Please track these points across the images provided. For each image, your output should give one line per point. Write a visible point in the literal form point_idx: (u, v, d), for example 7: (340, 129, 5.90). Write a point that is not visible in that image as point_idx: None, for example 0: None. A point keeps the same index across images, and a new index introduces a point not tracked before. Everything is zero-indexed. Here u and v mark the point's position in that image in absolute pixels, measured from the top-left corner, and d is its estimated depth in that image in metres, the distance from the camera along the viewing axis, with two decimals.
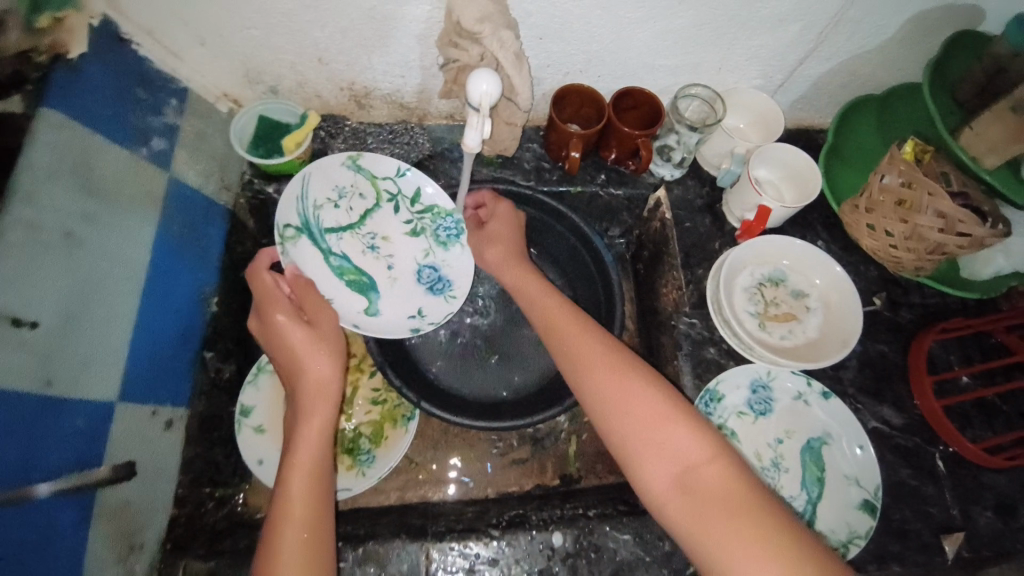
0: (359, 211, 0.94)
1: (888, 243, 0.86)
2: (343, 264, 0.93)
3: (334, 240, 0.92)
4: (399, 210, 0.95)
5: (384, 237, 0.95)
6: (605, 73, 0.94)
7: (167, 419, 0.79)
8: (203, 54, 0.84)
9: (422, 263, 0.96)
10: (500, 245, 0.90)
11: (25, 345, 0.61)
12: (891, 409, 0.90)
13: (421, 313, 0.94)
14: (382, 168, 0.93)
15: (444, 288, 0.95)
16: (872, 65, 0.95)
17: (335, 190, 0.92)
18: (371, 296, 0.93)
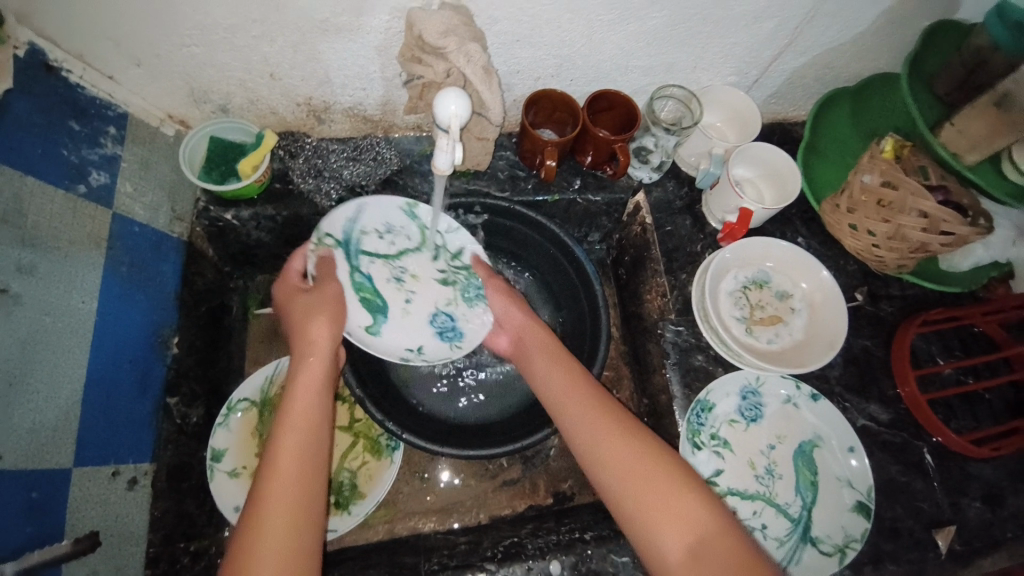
0: (396, 248, 0.90)
1: (871, 244, 0.83)
2: (365, 283, 0.85)
3: (365, 262, 0.87)
4: (437, 257, 0.91)
5: (413, 276, 0.90)
6: (577, 76, 0.90)
7: (129, 478, 0.73)
8: (142, 74, 0.77)
9: (441, 308, 0.89)
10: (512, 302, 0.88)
11: None
12: (877, 405, 0.90)
13: (418, 352, 0.87)
14: (437, 219, 0.91)
15: (453, 337, 0.89)
16: (845, 58, 0.93)
17: (385, 224, 0.89)
18: (378, 321, 0.85)
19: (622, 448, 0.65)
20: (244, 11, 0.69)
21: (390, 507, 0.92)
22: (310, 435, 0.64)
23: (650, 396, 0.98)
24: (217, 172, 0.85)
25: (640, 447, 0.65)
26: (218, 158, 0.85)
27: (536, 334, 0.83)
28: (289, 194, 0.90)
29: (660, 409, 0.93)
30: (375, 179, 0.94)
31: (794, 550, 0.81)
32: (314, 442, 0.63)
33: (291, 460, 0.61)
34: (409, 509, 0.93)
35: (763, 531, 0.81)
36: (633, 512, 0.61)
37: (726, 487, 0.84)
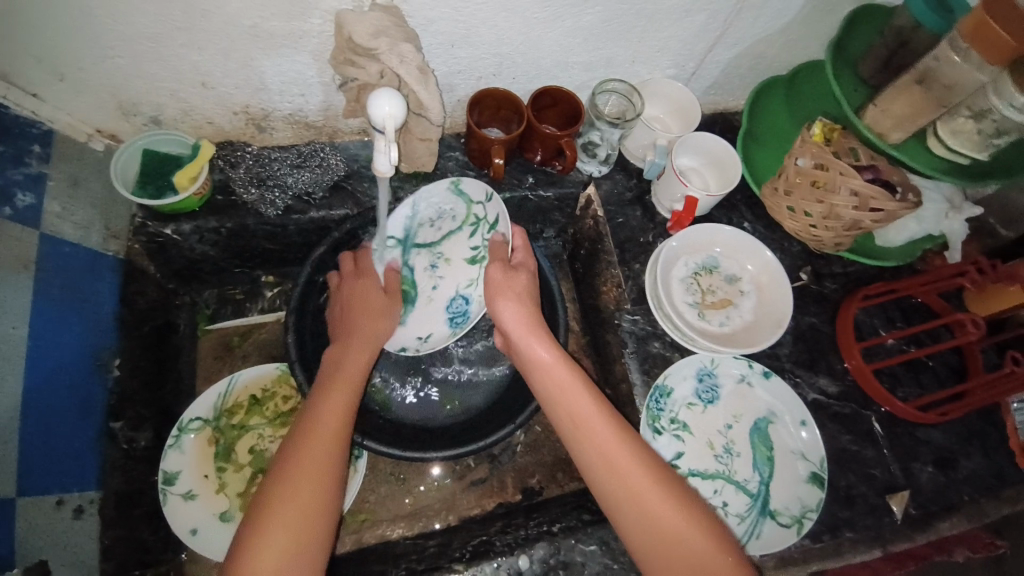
0: (443, 232, 0.93)
1: (807, 224, 0.88)
2: (408, 275, 0.92)
3: (414, 253, 0.92)
4: (474, 234, 0.91)
5: (446, 260, 0.93)
6: (519, 74, 0.90)
7: (75, 506, 0.69)
8: (66, 90, 0.74)
9: (462, 291, 0.92)
10: (511, 298, 0.79)
11: None
12: (826, 378, 0.93)
13: (428, 339, 0.92)
14: (477, 192, 0.89)
15: (461, 322, 0.92)
16: (777, 48, 0.96)
17: (438, 209, 0.92)
18: (409, 310, 0.92)
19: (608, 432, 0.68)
20: (167, 19, 0.67)
21: (357, 517, 0.91)
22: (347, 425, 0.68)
23: (612, 386, 0.99)
24: (153, 185, 0.82)
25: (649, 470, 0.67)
26: (154, 170, 0.83)
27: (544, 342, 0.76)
28: (232, 205, 0.88)
29: (622, 398, 0.94)
30: (322, 185, 0.92)
31: (754, 524, 0.83)
32: (344, 444, 0.67)
33: (327, 443, 0.65)
34: (377, 517, 0.91)
35: (724, 508, 0.84)
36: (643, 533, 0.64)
37: (687, 469, 0.86)
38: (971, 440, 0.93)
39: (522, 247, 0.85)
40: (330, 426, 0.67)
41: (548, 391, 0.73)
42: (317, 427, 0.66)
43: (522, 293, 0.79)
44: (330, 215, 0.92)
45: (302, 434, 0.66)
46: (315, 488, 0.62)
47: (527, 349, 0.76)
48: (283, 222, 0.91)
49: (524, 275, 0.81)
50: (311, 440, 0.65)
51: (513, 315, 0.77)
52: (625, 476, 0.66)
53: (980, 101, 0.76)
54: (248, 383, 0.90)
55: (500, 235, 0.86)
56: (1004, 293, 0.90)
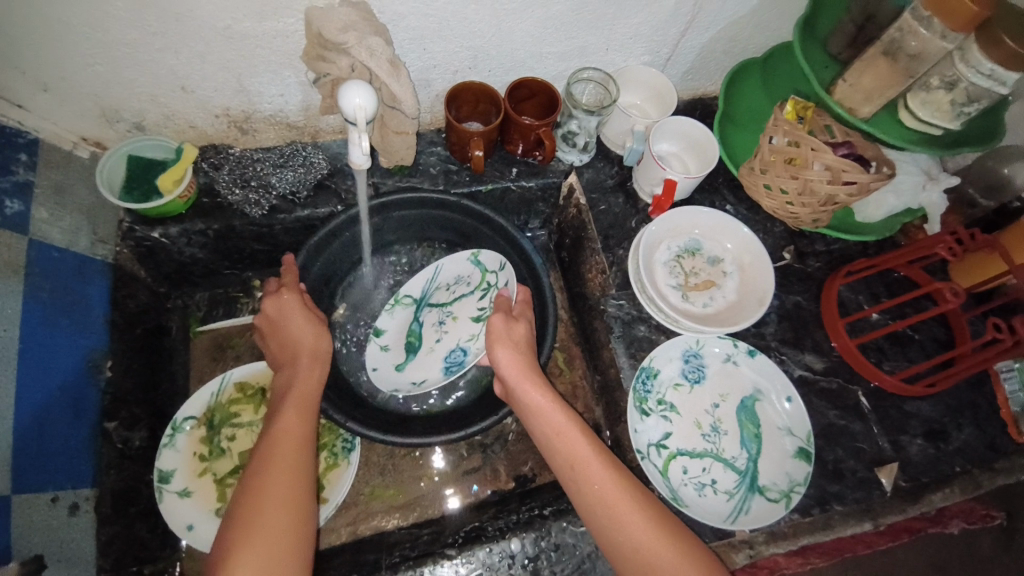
0: (456, 295, 0.99)
1: (784, 201, 0.88)
2: (415, 329, 0.96)
3: (426, 311, 0.97)
4: (484, 297, 0.97)
5: (454, 317, 0.97)
6: (495, 66, 0.92)
7: (70, 503, 0.71)
8: (49, 99, 0.76)
9: (462, 344, 0.95)
10: (509, 346, 0.80)
11: None
12: (812, 355, 0.94)
13: (422, 385, 0.93)
14: (493, 262, 0.96)
15: (456, 370, 0.93)
16: (749, 30, 0.98)
17: (456, 276, 0.98)
18: (409, 359, 0.95)
19: (600, 466, 0.70)
20: (141, 24, 0.69)
21: (352, 509, 0.92)
22: (304, 449, 0.70)
23: (600, 372, 1.00)
24: (138, 190, 0.84)
25: (621, 495, 0.68)
26: (138, 175, 0.84)
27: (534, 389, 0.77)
28: (218, 207, 0.90)
29: (611, 383, 0.95)
30: (306, 184, 0.94)
31: (743, 500, 0.83)
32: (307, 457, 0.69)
33: (288, 476, 0.66)
34: (372, 509, 0.93)
35: (713, 485, 0.84)
36: (627, 559, 0.65)
37: (675, 448, 0.86)
38: (962, 411, 0.94)
39: (524, 300, 0.87)
40: (289, 455, 0.68)
41: (545, 434, 0.75)
42: (278, 461, 0.67)
43: (522, 342, 0.81)
44: (315, 213, 0.94)
45: (261, 466, 0.66)
46: (290, 499, 0.64)
47: (523, 395, 0.77)
48: (269, 222, 0.93)
49: (525, 323, 0.83)
50: (270, 470, 0.66)
51: (508, 360, 0.79)
52: (617, 514, 0.67)
53: (947, 71, 0.78)
54: (239, 382, 0.91)
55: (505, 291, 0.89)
56: (987, 260, 0.91)
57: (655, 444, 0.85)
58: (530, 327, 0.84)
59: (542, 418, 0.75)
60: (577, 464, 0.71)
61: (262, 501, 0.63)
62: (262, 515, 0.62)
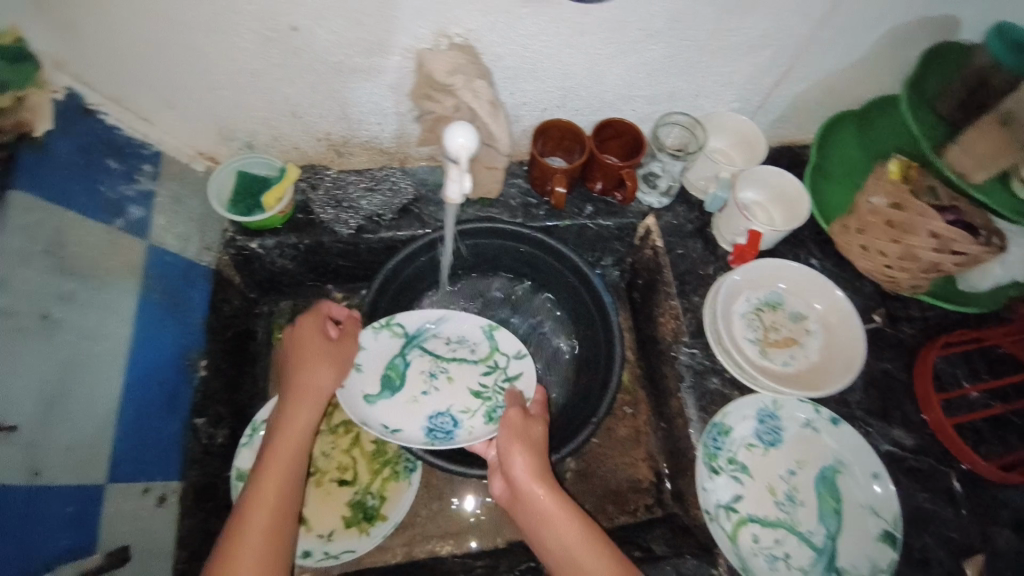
0: (456, 355, 0.93)
1: (882, 263, 0.83)
2: (399, 365, 0.89)
3: (416, 353, 0.91)
4: (488, 374, 0.92)
5: (450, 377, 0.91)
6: (583, 106, 0.93)
7: (158, 495, 0.75)
8: (174, 116, 0.83)
9: (451, 412, 0.88)
10: (524, 446, 0.78)
11: (8, 454, 0.58)
12: (900, 429, 0.88)
13: (394, 433, 0.85)
14: (509, 345, 0.93)
15: (440, 438, 0.85)
16: (850, 81, 0.94)
17: (459, 336, 0.94)
18: (383, 396, 0.87)
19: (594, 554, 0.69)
20: (266, 56, 0.74)
21: (408, 531, 0.93)
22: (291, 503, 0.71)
23: (666, 420, 0.97)
24: (242, 203, 0.89)
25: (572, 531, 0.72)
26: (244, 188, 0.90)
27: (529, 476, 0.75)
28: (310, 224, 0.95)
29: (677, 434, 0.92)
30: (391, 208, 0.98)
31: None
32: (286, 508, 0.70)
33: (266, 531, 0.68)
34: (427, 532, 0.93)
35: (786, 560, 0.79)
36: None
37: (746, 513, 0.82)
38: None
39: (540, 403, 0.86)
40: (268, 512, 0.69)
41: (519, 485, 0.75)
42: (256, 516, 0.68)
43: (537, 444, 0.79)
44: (397, 235, 0.98)
45: (239, 522, 0.68)
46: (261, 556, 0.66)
47: (534, 499, 0.74)
48: (354, 241, 0.97)
49: (543, 424, 0.81)
50: (247, 530, 0.67)
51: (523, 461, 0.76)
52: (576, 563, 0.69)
53: None
54: None
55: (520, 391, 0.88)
56: None
57: (724, 506, 0.81)
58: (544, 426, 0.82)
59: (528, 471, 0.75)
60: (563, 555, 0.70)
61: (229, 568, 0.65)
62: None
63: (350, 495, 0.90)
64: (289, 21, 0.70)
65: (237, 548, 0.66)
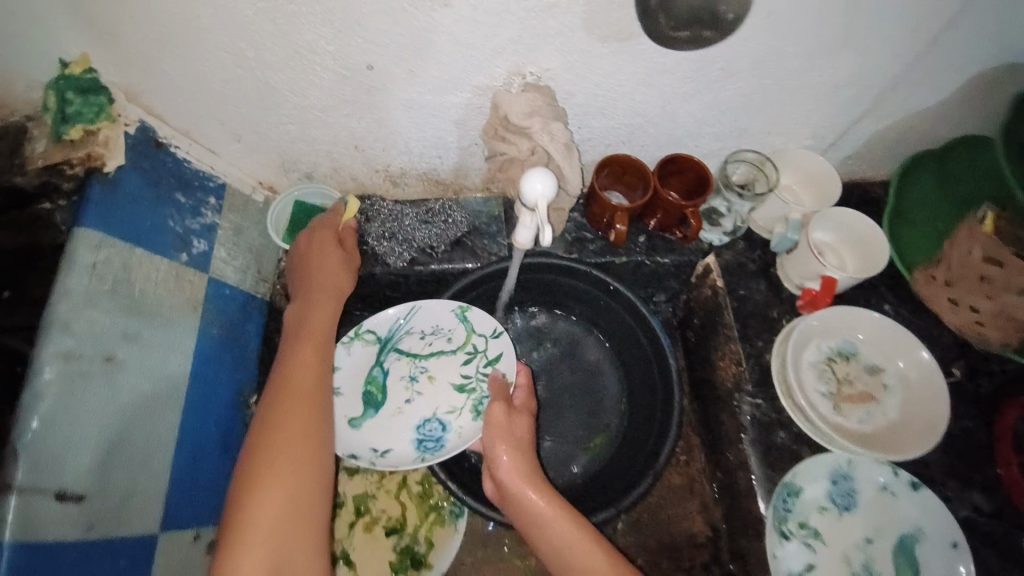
0: (433, 348, 0.92)
1: (973, 319, 0.79)
2: (378, 377, 0.89)
3: (393, 358, 0.91)
4: (468, 363, 0.90)
5: (430, 377, 0.90)
6: (649, 142, 0.90)
7: (209, 540, 0.72)
8: (240, 148, 0.83)
9: (438, 416, 0.88)
10: (508, 443, 0.78)
11: (68, 515, 0.56)
12: (981, 493, 0.82)
13: (385, 454, 0.84)
14: (483, 325, 0.90)
15: (431, 448, 0.85)
16: (929, 121, 0.90)
17: (433, 326, 0.92)
18: (367, 414, 0.87)
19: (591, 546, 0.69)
20: (337, 93, 0.74)
21: None
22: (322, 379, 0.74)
23: (723, 471, 0.93)
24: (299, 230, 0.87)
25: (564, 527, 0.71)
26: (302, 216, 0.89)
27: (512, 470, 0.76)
28: (363, 253, 0.94)
29: (738, 487, 0.88)
30: (445, 240, 0.96)
31: None
32: (321, 381, 0.73)
33: (307, 398, 0.70)
34: None
35: None
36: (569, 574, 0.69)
37: None
38: None
39: (524, 385, 0.87)
40: (306, 386, 0.71)
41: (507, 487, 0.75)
42: (296, 386, 0.71)
43: (521, 439, 0.79)
44: (449, 268, 0.95)
45: (280, 394, 0.70)
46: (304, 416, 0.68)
47: (518, 497, 0.74)
48: (406, 273, 0.95)
49: (526, 418, 0.82)
50: (288, 399, 0.69)
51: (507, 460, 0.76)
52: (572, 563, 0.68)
53: None
54: None
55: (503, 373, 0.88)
56: None
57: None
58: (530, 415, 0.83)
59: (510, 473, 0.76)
60: (551, 551, 0.70)
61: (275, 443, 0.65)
62: (280, 436, 0.66)
63: (394, 538, 0.88)
64: (365, 60, 0.69)
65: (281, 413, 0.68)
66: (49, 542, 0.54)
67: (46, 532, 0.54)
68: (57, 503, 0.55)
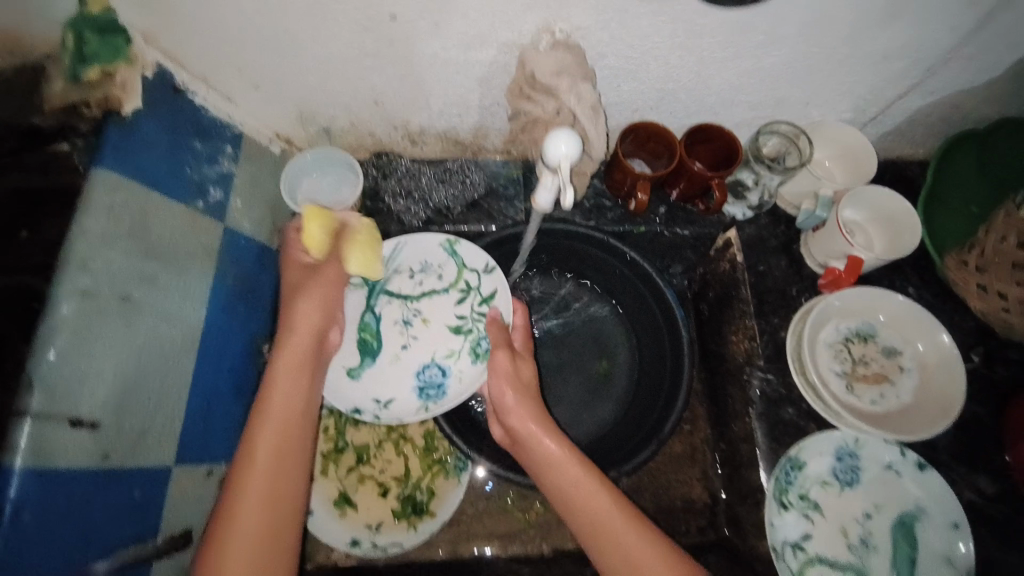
0: (426, 288, 0.92)
1: (1001, 307, 0.76)
2: (371, 324, 0.89)
3: (384, 300, 0.91)
4: (462, 301, 0.91)
5: (424, 319, 0.91)
6: (678, 109, 0.87)
7: (220, 476, 0.77)
8: (258, 98, 0.82)
9: (438, 360, 0.90)
10: (514, 388, 0.82)
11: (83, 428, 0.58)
12: (987, 479, 0.83)
13: (388, 404, 0.86)
14: (475, 260, 0.91)
15: (433, 394, 0.87)
16: (978, 99, 0.86)
17: (422, 263, 0.92)
18: (365, 364, 0.88)
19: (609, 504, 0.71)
20: (360, 44, 0.72)
21: (454, 528, 0.92)
22: (303, 396, 0.73)
23: (727, 442, 0.94)
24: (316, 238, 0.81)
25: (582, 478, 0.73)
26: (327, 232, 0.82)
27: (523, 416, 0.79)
28: (380, 211, 0.94)
29: (740, 459, 0.89)
30: (462, 201, 0.95)
31: None
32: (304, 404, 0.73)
33: (283, 426, 0.70)
34: (473, 532, 0.92)
35: None
36: (593, 535, 0.70)
37: (815, 553, 0.78)
38: None
39: (521, 328, 0.89)
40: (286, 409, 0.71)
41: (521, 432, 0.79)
42: (272, 411, 0.70)
43: (528, 382, 0.84)
44: (466, 230, 0.95)
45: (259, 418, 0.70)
46: (281, 436, 0.69)
47: (537, 445, 0.77)
48: (422, 233, 0.95)
49: (529, 361, 0.86)
50: (264, 425, 0.69)
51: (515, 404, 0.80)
52: (598, 523, 0.70)
53: None
54: None
55: (498, 312, 0.89)
56: None
57: (791, 544, 0.78)
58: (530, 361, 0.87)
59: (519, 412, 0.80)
60: (564, 499, 0.73)
61: (236, 508, 0.64)
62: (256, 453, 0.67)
63: (397, 488, 0.92)
64: (389, 10, 0.67)
65: (254, 442, 0.68)
66: (68, 470, 0.56)
67: (62, 459, 0.56)
68: (74, 418, 0.57)
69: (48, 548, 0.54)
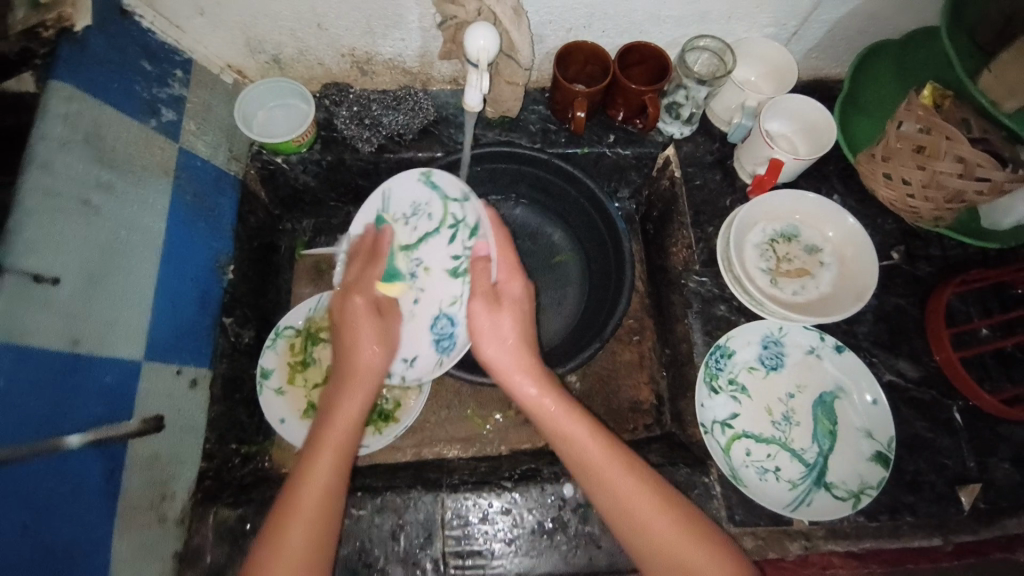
0: (417, 232, 0.88)
1: (905, 192, 0.83)
2: None
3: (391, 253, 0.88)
4: (454, 240, 0.87)
5: (426, 268, 0.87)
6: (609, 27, 0.92)
7: (191, 377, 0.81)
8: (205, 24, 0.84)
9: (446, 309, 0.86)
10: (497, 340, 0.76)
11: (51, 307, 0.61)
12: (907, 361, 0.89)
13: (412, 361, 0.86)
14: (452, 189, 0.87)
15: (449, 345, 0.85)
16: (891, 7, 0.91)
17: (413, 207, 0.89)
18: None
19: (651, 504, 0.66)
20: None
21: (418, 434, 0.99)
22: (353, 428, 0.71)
23: (671, 347, 1.00)
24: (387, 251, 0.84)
25: (586, 436, 0.71)
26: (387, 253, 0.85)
27: (516, 369, 0.75)
28: (334, 140, 0.98)
29: (681, 358, 0.95)
30: (413, 128, 0.99)
31: (807, 492, 0.81)
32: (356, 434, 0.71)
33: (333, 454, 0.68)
34: (436, 437, 0.99)
35: (776, 472, 0.83)
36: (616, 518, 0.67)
37: (741, 429, 0.85)
38: None
39: (507, 268, 0.80)
40: (338, 435, 0.69)
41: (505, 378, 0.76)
42: (325, 441, 0.69)
43: (511, 337, 0.76)
44: (417, 156, 0.99)
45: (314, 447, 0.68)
46: (331, 471, 0.67)
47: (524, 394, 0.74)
48: (375, 159, 0.99)
49: (510, 313, 0.77)
50: (318, 454, 0.67)
51: (499, 357, 0.76)
52: (608, 483, 0.68)
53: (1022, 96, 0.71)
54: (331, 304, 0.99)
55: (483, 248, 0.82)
56: None
57: (720, 422, 0.85)
58: (519, 312, 0.77)
59: (505, 360, 0.75)
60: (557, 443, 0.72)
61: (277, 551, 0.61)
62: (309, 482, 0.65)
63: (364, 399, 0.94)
64: None
65: (310, 471, 0.66)
66: (37, 348, 0.60)
67: (35, 338, 0.60)
68: (38, 287, 0.60)
69: (16, 422, 0.57)
